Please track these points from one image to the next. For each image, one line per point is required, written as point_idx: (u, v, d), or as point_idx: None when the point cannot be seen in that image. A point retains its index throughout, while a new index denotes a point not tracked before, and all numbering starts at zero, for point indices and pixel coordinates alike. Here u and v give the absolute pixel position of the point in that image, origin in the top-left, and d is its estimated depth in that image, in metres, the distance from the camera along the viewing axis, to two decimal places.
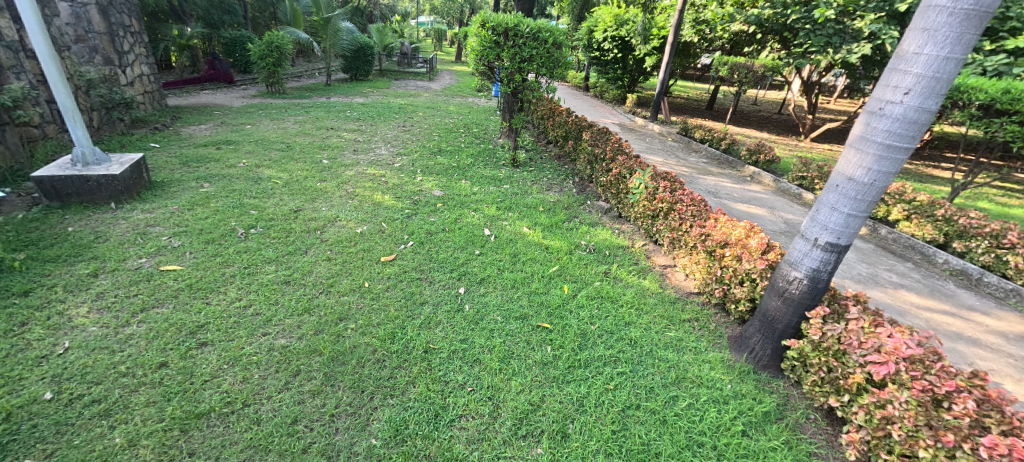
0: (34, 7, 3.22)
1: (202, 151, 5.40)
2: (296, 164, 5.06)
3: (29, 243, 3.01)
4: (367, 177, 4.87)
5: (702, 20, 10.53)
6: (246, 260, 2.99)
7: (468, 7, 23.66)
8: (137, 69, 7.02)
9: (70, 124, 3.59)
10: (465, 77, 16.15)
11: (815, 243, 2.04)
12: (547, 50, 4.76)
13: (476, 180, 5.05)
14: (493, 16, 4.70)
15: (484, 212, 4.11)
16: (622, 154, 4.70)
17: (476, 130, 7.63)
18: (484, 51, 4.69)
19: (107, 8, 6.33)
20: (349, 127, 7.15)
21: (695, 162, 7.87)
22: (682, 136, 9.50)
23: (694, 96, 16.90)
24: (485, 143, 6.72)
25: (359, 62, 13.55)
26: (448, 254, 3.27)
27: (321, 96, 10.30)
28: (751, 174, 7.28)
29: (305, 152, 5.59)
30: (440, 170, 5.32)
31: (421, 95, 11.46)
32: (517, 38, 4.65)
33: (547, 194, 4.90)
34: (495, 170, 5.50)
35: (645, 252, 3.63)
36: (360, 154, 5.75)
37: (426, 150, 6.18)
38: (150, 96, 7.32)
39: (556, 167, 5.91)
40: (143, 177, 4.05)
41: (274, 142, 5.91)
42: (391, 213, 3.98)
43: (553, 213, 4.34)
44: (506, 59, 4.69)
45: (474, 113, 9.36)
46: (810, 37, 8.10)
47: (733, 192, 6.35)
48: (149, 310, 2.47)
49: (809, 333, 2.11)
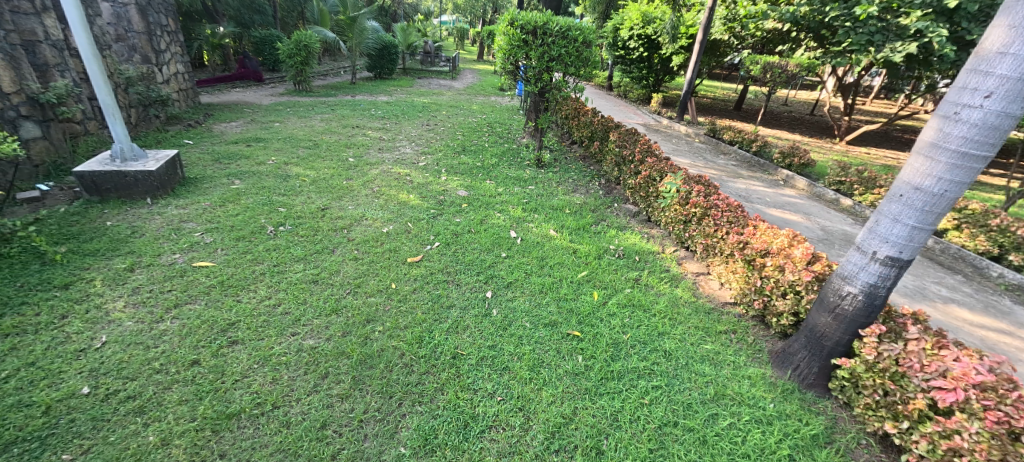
0: (78, 6, 3.31)
1: (233, 148, 5.50)
2: (323, 162, 5.11)
3: (71, 237, 3.10)
4: (393, 176, 4.88)
5: (734, 18, 10.22)
6: (276, 258, 3.01)
7: (491, 6, 23.62)
8: (172, 67, 7.21)
9: (110, 121, 3.68)
10: (487, 76, 16.13)
11: (873, 257, 1.89)
12: (576, 48, 4.66)
13: (501, 181, 4.99)
14: (522, 14, 4.63)
15: (510, 214, 4.04)
16: (652, 156, 4.57)
17: (499, 129, 7.57)
18: (512, 50, 4.62)
19: (146, 8, 6.53)
20: (374, 125, 7.19)
21: (725, 165, 7.66)
22: (711, 138, 9.25)
23: (721, 96, 16.45)
24: (509, 142, 6.66)
25: (383, 60, 13.69)
26: (474, 256, 3.22)
27: (346, 95, 10.42)
28: (784, 177, 7.04)
29: (332, 150, 5.64)
30: (465, 170, 5.28)
31: (444, 94, 11.48)
32: (546, 36, 4.57)
33: (573, 196, 4.80)
34: (520, 171, 5.44)
35: (676, 258, 3.50)
36: (385, 153, 5.77)
37: (451, 149, 6.16)
38: (184, 93, 7.53)
39: (581, 168, 5.80)
40: (177, 173, 4.13)
41: (302, 140, 5.99)
42: (417, 212, 3.96)
43: (580, 215, 4.25)
44: (534, 58, 4.61)
45: (497, 112, 9.30)
46: (850, 36, 7.74)
47: (765, 197, 6.15)
48: (183, 306, 2.49)
49: (863, 352, 1.97)
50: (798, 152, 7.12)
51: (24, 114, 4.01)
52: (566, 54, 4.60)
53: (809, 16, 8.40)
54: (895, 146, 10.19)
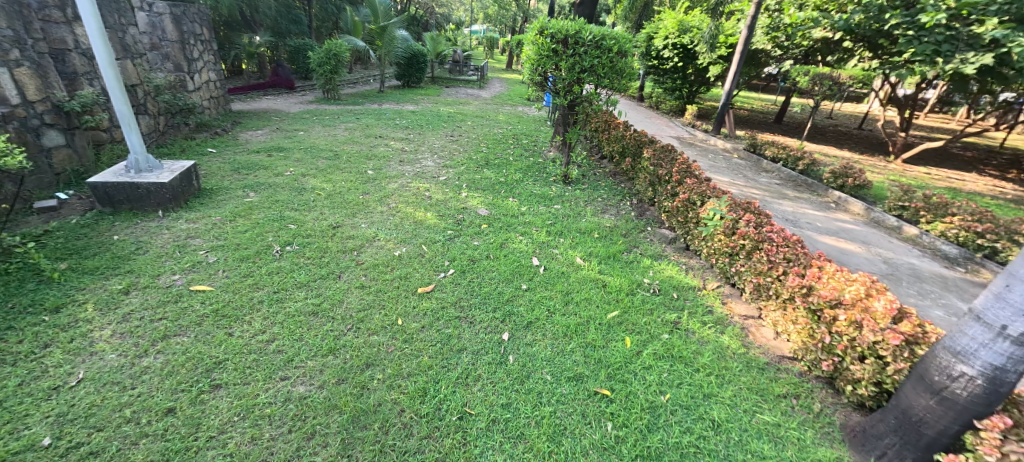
0: (98, 15, 3.25)
1: (254, 157, 5.42)
2: (341, 174, 4.94)
3: (74, 252, 2.98)
4: (411, 191, 4.65)
5: (779, 26, 9.66)
6: (277, 283, 2.77)
7: (521, 15, 23.55)
8: (204, 75, 7.29)
9: (125, 131, 3.59)
10: (515, 85, 15.96)
11: (1001, 333, 1.47)
12: (610, 59, 4.31)
13: (525, 198, 4.68)
14: (553, 21, 4.32)
15: (533, 237, 3.72)
16: (691, 177, 4.16)
17: (525, 142, 7.27)
18: (541, 60, 4.33)
19: (181, 18, 6.62)
20: (397, 135, 7.04)
21: (768, 184, 7.13)
22: (751, 154, 8.69)
23: (760, 108, 15.67)
24: (535, 156, 6.35)
25: (412, 69, 13.75)
26: (492, 288, 2.91)
27: (374, 103, 10.42)
28: (836, 199, 6.45)
29: (352, 162, 5.49)
30: (487, 185, 5.01)
31: (471, 103, 11.34)
32: (578, 45, 4.25)
33: (602, 217, 4.44)
34: (545, 187, 5.11)
35: (720, 297, 3.09)
36: (406, 165, 5.57)
37: (473, 162, 5.91)
38: (215, 101, 7.62)
39: (611, 186, 5.42)
40: (192, 185, 4.02)
41: (323, 150, 5.87)
42: (432, 233, 3.69)
43: (610, 241, 3.88)
44: (564, 70, 4.30)
45: (524, 123, 9.02)
46: (913, 45, 7.05)
47: (815, 221, 5.62)
48: (170, 338, 2.27)
49: (980, 451, 1.53)
50: (853, 172, 6.49)
51: (49, 123, 4.00)
52: (599, 64, 4.26)
53: (865, 24, 7.79)
54: (958, 166, 9.30)
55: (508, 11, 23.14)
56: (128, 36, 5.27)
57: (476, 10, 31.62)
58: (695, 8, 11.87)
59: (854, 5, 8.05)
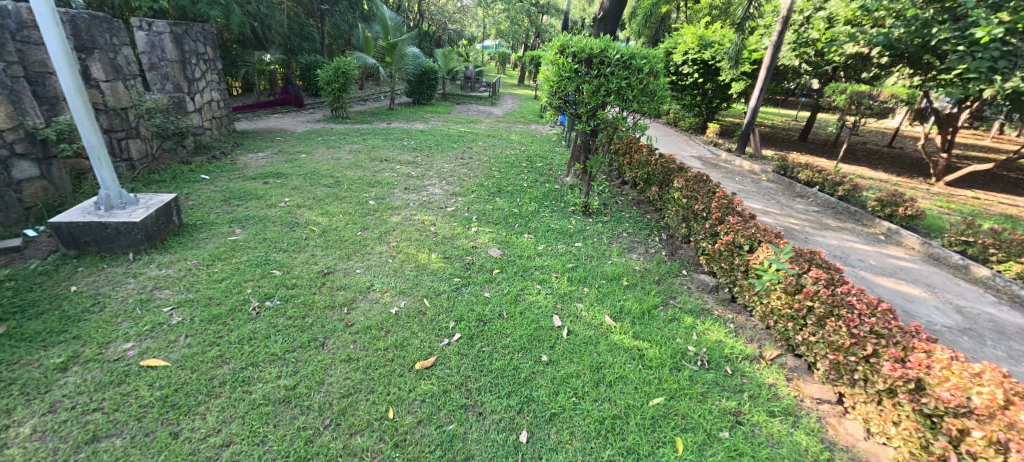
0: (62, 37, 2.92)
1: (249, 185, 5.03)
2: (339, 205, 4.50)
3: (19, 309, 2.56)
4: (415, 225, 4.19)
5: (808, 42, 9.17)
6: (246, 357, 2.29)
7: (534, 31, 23.40)
8: (207, 95, 7.02)
9: (95, 164, 3.20)
10: (528, 102, 15.63)
11: None
12: (640, 80, 3.79)
13: (542, 235, 4.18)
14: (575, 39, 3.86)
15: (552, 287, 3.22)
16: (734, 214, 3.65)
17: (540, 165, 6.81)
18: (561, 82, 3.86)
19: (184, 37, 6.36)
20: (404, 158, 6.65)
21: (805, 211, 6.57)
22: (781, 176, 8.13)
23: (783, 124, 15.08)
24: (550, 182, 5.87)
25: (422, 86, 13.54)
26: (505, 361, 2.40)
27: (382, 121, 10.12)
28: (886, 230, 5.84)
29: (354, 189, 5.07)
30: (500, 218, 4.53)
31: (482, 121, 10.97)
32: (603, 65, 3.78)
33: (630, 258, 3.92)
34: (564, 220, 4.62)
35: (783, 370, 2.54)
36: (411, 194, 5.13)
37: (485, 189, 5.45)
38: (217, 121, 7.34)
39: (636, 218, 4.91)
40: (171, 221, 3.61)
41: (324, 175, 5.49)
42: (437, 280, 3.21)
43: (642, 290, 3.35)
44: (587, 93, 3.83)
45: (537, 144, 8.57)
46: (966, 61, 6.51)
47: (868, 258, 5.02)
48: (99, 442, 1.80)
49: None
50: (903, 201, 5.90)
51: (20, 153, 3.63)
52: (629, 86, 3.77)
53: (907, 39, 7.28)
54: (1008, 190, 8.60)
55: (520, 26, 23.01)
56: (121, 57, 4.96)
57: (489, 26, 31.69)
58: (716, 23, 11.43)
59: (893, 19, 7.52)
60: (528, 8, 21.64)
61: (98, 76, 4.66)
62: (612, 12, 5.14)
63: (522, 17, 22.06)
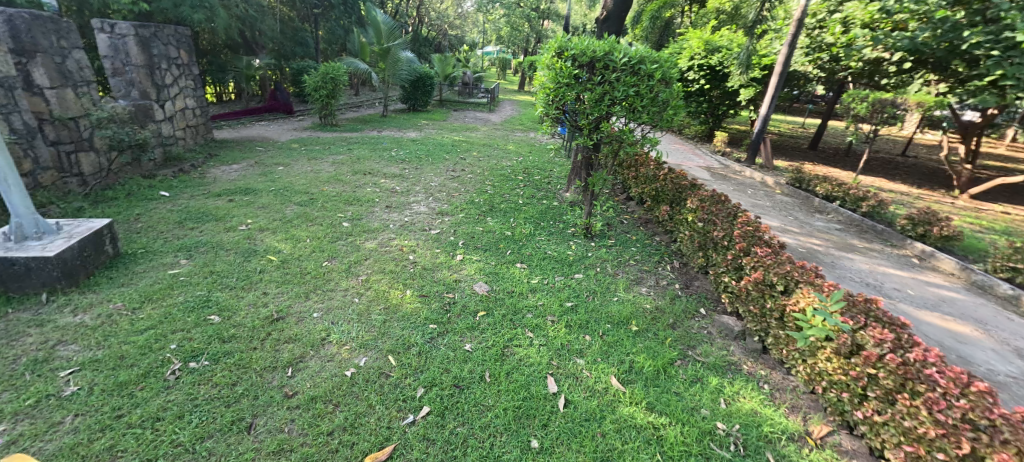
0: None
1: (211, 203, 4.51)
2: (307, 228, 3.97)
3: None
4: (391, 253, 3.66)
5: (822, 46, 8.71)
6: (143, 450, 1.76)
7: (535, 36, 23.04)
8: (179, 102, 6.53)
9: (2, 188, 2.69)
10: (527, 108, 15.15)
11: None
12: (651, 88, 3.24)
13: (537, 264, 3.64)
14: (577, 40, 3.34)
15: (547, 337, 2.67)
16: (762, 245, 3.13)
17: (538, 179, 6.28)
18: (559, 90, 3.33)
19: (151, 39, 5.86)
20: (390, 170, 6.14)
21: (827, 230, 6.04)
22: (797, 189, 7.61)
23: (791, 132, 14.59)
24: (548, 198, 5.35)
25: (418, 92, 13.11)
26: (483, 452, 1.86)
27: (373, 129, 9.65)
28: (919, 253, 5.31)
29: (328, 208, 4.56)
30: (490, 242, 4.00)
31: (478, 129, 10.49)
32: (607, 70, 3.25)
33: (639, 292, 3.39)
34: (562, 245, 4.09)
35: (839, 456, 2.01)
36: (393, 213, 4.61)
37: (476, 207, 4.93)
38: (192, 130, 6.85)
39: (643, 241, 4.39)
40: (102, 251, 3.09)
41: (299, 191, 4.98)
42: (409, 326, 2.68)
43: (655, 338, 2.81)
44: (589, 102, 3.29)
45: (536, 154, 8.06)
46: (1002, 67, 6.05)
47: (904, 286, 4.47)
48: None
49: None
50: (937, 219, 5.38)
51: None
52: (639, 94, 3.22)
53: (933, 43, 6.82)
54: None
55: (520, 32, 22.61)
56: (71, 62, 4.46)
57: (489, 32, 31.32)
58: (723, 28, 10.96)
59: (918, 22, 7.10)
60: (529, 13, 21.23)
61: (42, 82, 4.16)
62: (616, 12, 4.63)
63: (522, 22, 21.66)
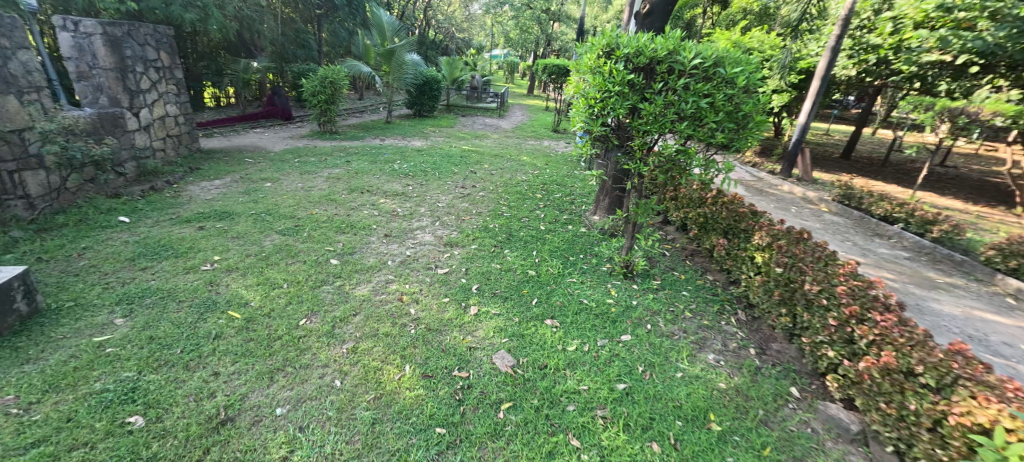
0: None
1: (177, 231, 3.79)
2: (285, 267, 3.24)
3: None
4: (387, 304, 2.90)
5: (867, 48, 7.94)
6: None
7: (544, 39, 22.24)
8: (158, 109, 5.84)
9: None
10: (538, 114, 14.42)
11: None
12: (731, 98, 2.45)
13: (572, 319, 2.87)
14: (630, 37, 2.58)
15: (601, 449, 1.91)
16: (880, 309, 2.36)
17: (560, 198, 5.51)
18: (607, 100, 2.54)
19: (123, 39, 5.17)
20: (391, 187, 5.42)
21: (895, 259, 5.21)
22: (846, 207, 6.81)
23: (820, 140, 13.73)
24: (574, 223, 4.61)
25: (424, 97, 12.45)
26: None
27: (376, 137, 8.96)
28: (1014, 290, 4.48)
29: (315, 238, 3.82)
30: (511, 286, 3.24)
31: (489, 137, 9.78)
32: (671, 75, 2.48)
33: (708, 363, 2.60)
34: (599, 289, 3.33)
35: None
36: (393, 243, 3.87)
37: (491, 235, 4.17)
38: (173, 140, 6.17)
39: (695, 281, 3.62)
40: (10, 311, 2.37)
41: (284, 215, 4.26)
42: (408, 432, 1.92)
43: (747, 446, 2.02)
44: (646, 117, 2.52)
45: (553, 166, 7.29)
46: None
47: (1016, 340, 3.63)
48: None
49: None
50: None
51: None
52: (713, 106, 2.42)
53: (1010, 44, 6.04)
54: None
55: (530, 34, 21.85)
56: (16, 64, 3.76)
57: (497, 34, 30.59)
58: (753, 29, 10.14)
59: (988, 21, 6.38)
60: (539, 15, 20.47)
61: None
62: (662, 5, 3.85)
63: (532, 24, 20.90)
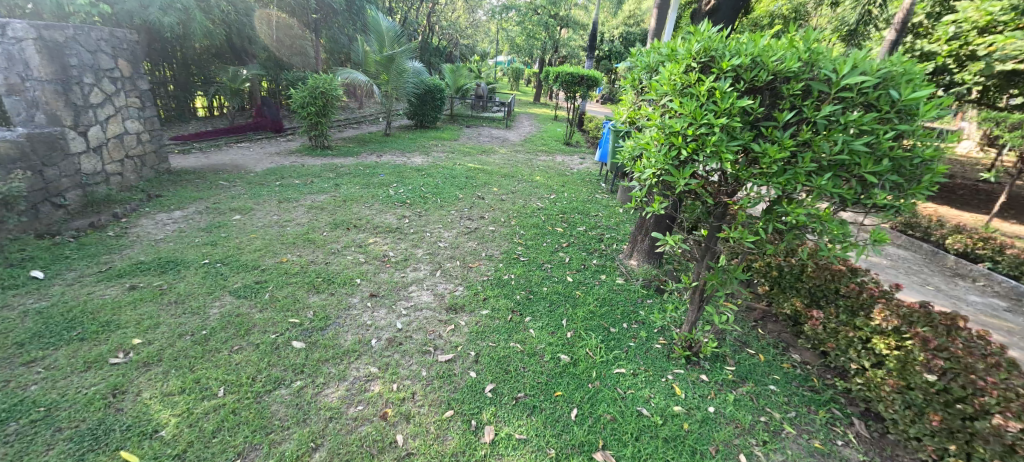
0: None
1: (101, 293, 2.92)
2: (228, 356, 2.36)
3: None
4: (363, 425, 2.01)
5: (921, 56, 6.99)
6: None
7: (551, 46, 21.50)
8: (114, 126, 5.02)
9: None
10: (548, 124, 13.59)
11: None
12: (902, 138, 1.56)
13: (633, 452, 1.97)
14: (737, 41, 1.69)
15: None
16: None
17: (585, 233, 4.62)
18: (706, 140, 1.63)
19: (66, 45, 4.38)
20: (384, 220, 4.56)
21: (993, 311, 4.24)
22: (913, 240, 5.86)
23: None
24: (607, 271, 3.73)
25: (426, 107, 11.64)
26: None
27: (372, 153, 8.13)
28: None
29: (278, 301, 2.94)
30: (538, 385, 2.34)
31: (497, 152, 8.94)
32: (808, 101, 1.59)
33: None
34: (657, 384, 2.42)
35: None
36: (381, 308, 2.98)
37: (506, 291, 3.29)
38: (133, 162, 5.33)
39: (780, 366, 2.70)
40: None
41: (245, 264, 3.38)
42: None
43: None
44: (768, 166, 1.62)
45: (572, 188, 6.43)
46: None
47: None
48: None
49: None
50: None
51: None
52: (877, 150, 1.52)
53: None
54: None
55: (537, 40, 21.07)
56: None
57: (501, 41, 29.95)
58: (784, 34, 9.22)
59: None
60: (546, 20, 19.70)
61: None
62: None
63: (539, 30, 20.12)
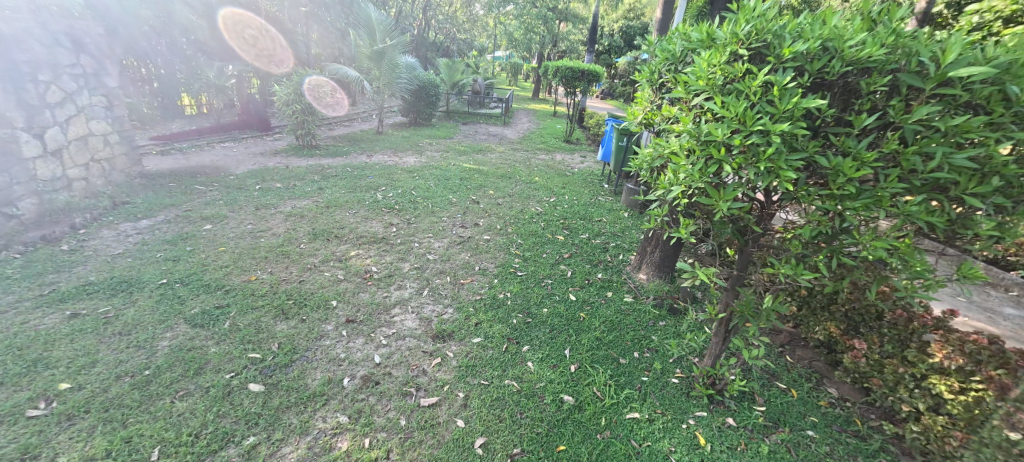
0: None
1: (36, 321, 2.55)
2: (170, 405, 1.99)
3: None
4: None
5: None
6: None
7: (550, 40, 20.99)
8: (77, 128, 4.63)
9: None
10: (547, 121, 13.17)
11: None
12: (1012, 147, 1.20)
13: None
14: (793, 26, 1.33)
15: None
16: None
17: (588, 241, 4.24)
18: (761, 152, 1.29)
19: (19, 38, 4.00)
20: (369, 229, 4.18)
21: None
22: None
23: None
24: (614, 287, 3.37)
25: (420, 103, 11.22)
26: None
27: (363, 152, 7.74)
28: None
29: (240, 329, 2.57)
30: (537, 436, 1.98)
31: (494, 150, 8.55)
32: (893, 98, 1.25)
33: None
34: (677, 433, 2.06)
35: None
36: (358, 337, 2.61)
37: (502, 314, 2.92)
38: (99, 165, 4.94)
39: (816, 404, 2.34)
40: None
41: (208, 285, 3.01)
42: None
43: None
44: (844, 183, 1.27)
45: (573, 190, 6.04)
46: None
47: None
48: None
49: None
50: None
51: None
52: (983, 165, 1.16)
53: None
54: None
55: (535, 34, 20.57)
56: None
57: (499, 35, 29.40)
58: None
59: None
60: (545, 13, 19.19)
61: None
62: None
63: (538, 24, 19.61)
